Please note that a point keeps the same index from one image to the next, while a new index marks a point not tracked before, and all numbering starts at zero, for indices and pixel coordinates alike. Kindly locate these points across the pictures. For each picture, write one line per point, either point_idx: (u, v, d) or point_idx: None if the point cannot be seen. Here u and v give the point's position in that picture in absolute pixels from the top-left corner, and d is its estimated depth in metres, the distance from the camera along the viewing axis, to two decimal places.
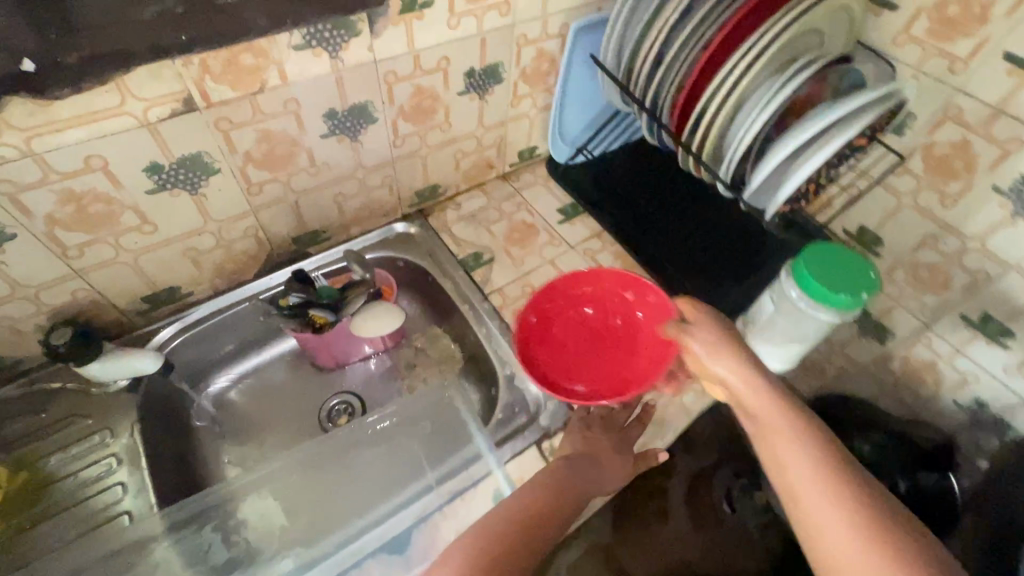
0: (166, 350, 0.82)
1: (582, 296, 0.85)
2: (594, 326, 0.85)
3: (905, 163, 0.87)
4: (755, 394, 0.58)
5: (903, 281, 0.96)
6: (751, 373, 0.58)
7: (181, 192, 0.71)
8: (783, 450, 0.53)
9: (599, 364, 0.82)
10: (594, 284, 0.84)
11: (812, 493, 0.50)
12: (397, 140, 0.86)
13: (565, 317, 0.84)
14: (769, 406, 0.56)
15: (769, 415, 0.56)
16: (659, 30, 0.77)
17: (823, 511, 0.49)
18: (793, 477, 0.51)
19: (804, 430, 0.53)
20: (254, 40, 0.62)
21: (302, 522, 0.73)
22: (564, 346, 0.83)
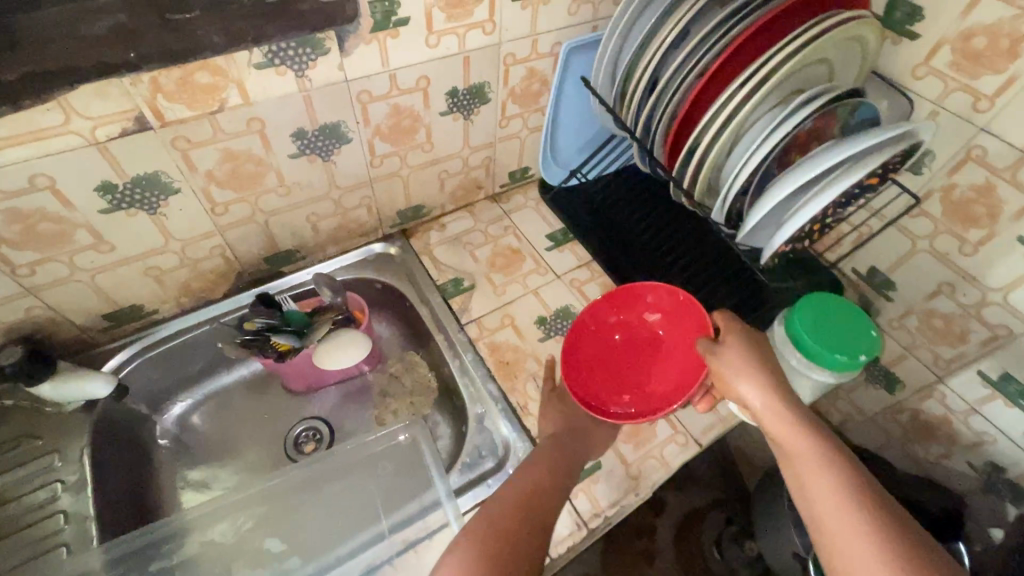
0: (123, 372, 0.79)
1: (616, 313, 0.79)
2: (635, 339, 0.80)
3: (922, 205, 0.79)
4: (779, 416, 0.58)
5: (915, 329, 0.88)
6: (776, 396, 0.59)
7: (139, 212, 0.68)
8: (807, 470, 0.52)
9: (651, 377, 0.79)
10: (627, 301, 0.79)
11: (834, 512, 0.49)
12: (375, 160, 0.82)
13: (602, 338, 0.80)
14: (793, 427, 0.56)
15: (794, 437, 0.55)
16: (652, 53, 0.71)
17: (846, 530, 0.47)
18: (815, 497, 0.51)
19: (830, 451, 0.53)
20: (209, 58, 0.58)
21: (244, 562, 0.69)
22: (607, 366, 0.79)
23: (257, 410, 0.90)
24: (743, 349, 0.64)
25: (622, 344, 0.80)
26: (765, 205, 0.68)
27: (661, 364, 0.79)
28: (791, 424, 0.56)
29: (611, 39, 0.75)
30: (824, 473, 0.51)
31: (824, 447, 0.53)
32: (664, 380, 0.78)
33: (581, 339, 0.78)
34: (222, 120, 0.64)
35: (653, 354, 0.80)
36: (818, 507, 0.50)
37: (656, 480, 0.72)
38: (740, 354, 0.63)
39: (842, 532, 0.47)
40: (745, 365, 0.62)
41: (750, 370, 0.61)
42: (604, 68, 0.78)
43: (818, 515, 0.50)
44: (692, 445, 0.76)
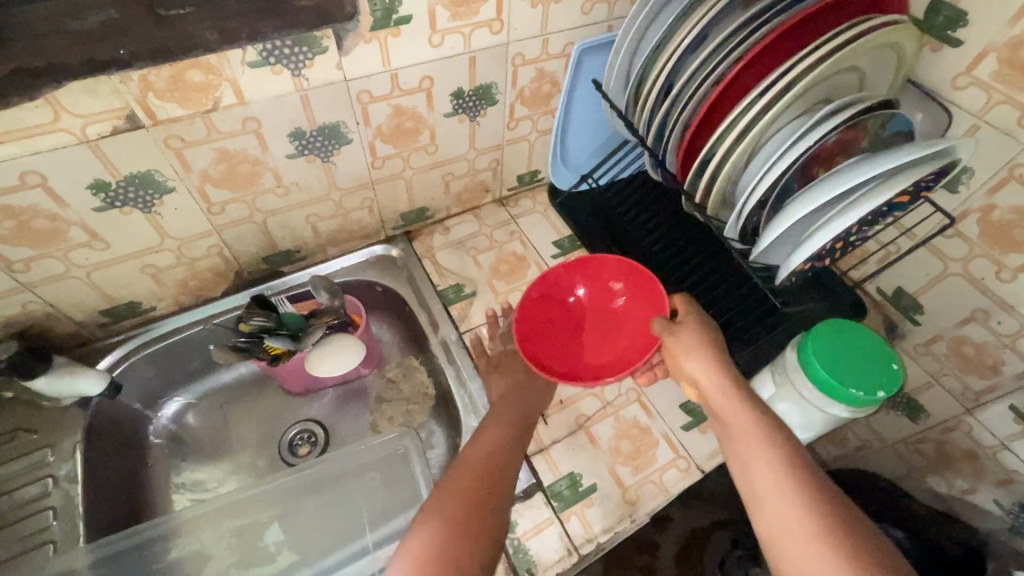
0: (117, 371, 0.79)
1: (576, 280, 0.81)
2: (590, 311, 0.81)
3: (956, 225, 0.73)
4: (723, 393, 0.59)
5: (942, 356, 0.82)
6: (722, 375, 0.60)
7: (133, 210, 0.67)
8: (748, 447, 0.54)
9: (599, 349, 0.79)
10: (588, 271, 0.80)
11: (770, 489, 0.50)
12: (376, 162, 0.80)
13: (561, 304, 0.81)
14: (736, 406, 0.58)
15: (737, 414, 0.57)
16: (667, 57, 0.67)
17: (788, 512, 0.48)
18: (752, 471, 0.52)
19: (770, 432, 0.54)
20: (202, 56, 0.57)
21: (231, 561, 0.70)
22: (559, 331, 0.80)
23: (251, 412, 0.89)
24: (697, 336, 0.65)
25: (578, 315, 0.81)
26: (783, 223, 0.63)
27: (612, 338, 0.80)
28: (735, 401, 0.58)
29: (624, 40, 0.71)
30: (764, 451, 0.53)
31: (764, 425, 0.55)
32: (610, 355, 0.78)
33: (541, 296, 0.79)
34: (216, 119, 0.63)
35: (605, 328, 0.81)
36: (758, 483, 0.51)
37: (653, 506, 0.69)
38: (698, 346, 0.64)
39: (778, 506, 0.49)
40: (699, 350, 0.63)
41: (703, 354, 0.63)
42: (617, 71, 0.74)
43: (755, 490, 0.51)
44: (694, 471, 0.72)
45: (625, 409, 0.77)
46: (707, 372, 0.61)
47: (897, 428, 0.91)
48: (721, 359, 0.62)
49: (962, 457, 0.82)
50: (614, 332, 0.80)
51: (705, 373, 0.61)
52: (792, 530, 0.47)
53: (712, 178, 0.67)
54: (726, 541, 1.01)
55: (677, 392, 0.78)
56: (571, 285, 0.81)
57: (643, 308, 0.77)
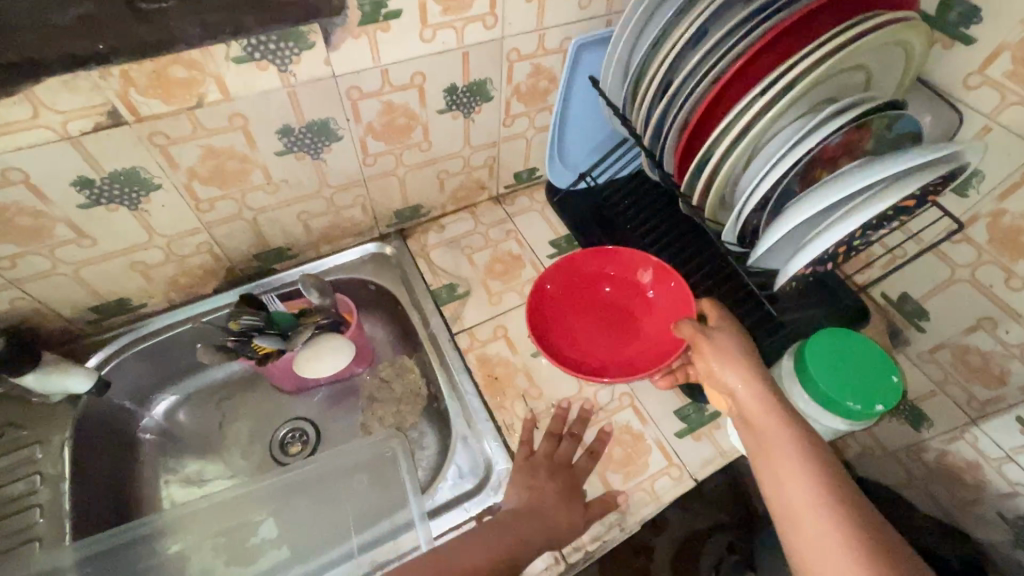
0: (105, 370, 0.78)
1: (605, 270, 0.80)
2: (613, 307, 0.80)
3: (965, 231, 0.71)
4: (756, 402, 0.56)
5: (947, 364, 0.80)
6: (761, 387, 0.57)
7: (119, 207, 0.66)
8: (785, 463, 0.51)
9: (609, 348, 0.77)
10: (619, 263, 0.79)
11: (805, 509, 0.48)
12: (368, 159, 0.78)
13: (585, 294, 0.80)
14: (771, 418, 0.55)
15: (770, 427, 0.54)
16: (666, 52, 0.64)
17: (825, 536, 0.46)
18: (784, 489, 0.50)
19: (809, 448, 0.52)
20: (184, 52, 0.55)
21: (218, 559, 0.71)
22: (576, 321, 0.79)
23: (242, 411, 0.88)
24: (732, 342, 0.61)
25: (600, 310, 0.80)
26: (783, 228, 0.61)
27: (627, 341, 0.77)
28: (769, 413, 0.55)
29: (622, 36, 0.68)
30: (799, 468, 0.50)
31: (799, 442, 0.52)
32: (617, 357, 0.76)
33: (564, 282, 0.80)
34: (201, 116, 0.61)
35: (622, 328, 0.79)
36: (790, 501, 0.49)
37: (644, 515, 0.68)
38: (732, 352, 0.60)
39: (813, 527, 0.47)
40: (736, 356, 0.60)
41: (740, 362, 0.59)
42: (615, 66, 0.71)
43: (788, 506, 0.49)
44: (687, 479, 0.70)
45: (618, 414, 0.75)
46: (739, 381, 0.58)
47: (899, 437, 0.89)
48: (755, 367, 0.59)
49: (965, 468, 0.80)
50: (630, 335, 0.78)
51: (737, 382, 0.58)
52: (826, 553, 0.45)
53: (710, 180, 0.64)
54: (722, 547, 1.00)
55: (672, 398, 0.76)
56: (600, 276, 0.80)
57: (670, 309, 0.75)
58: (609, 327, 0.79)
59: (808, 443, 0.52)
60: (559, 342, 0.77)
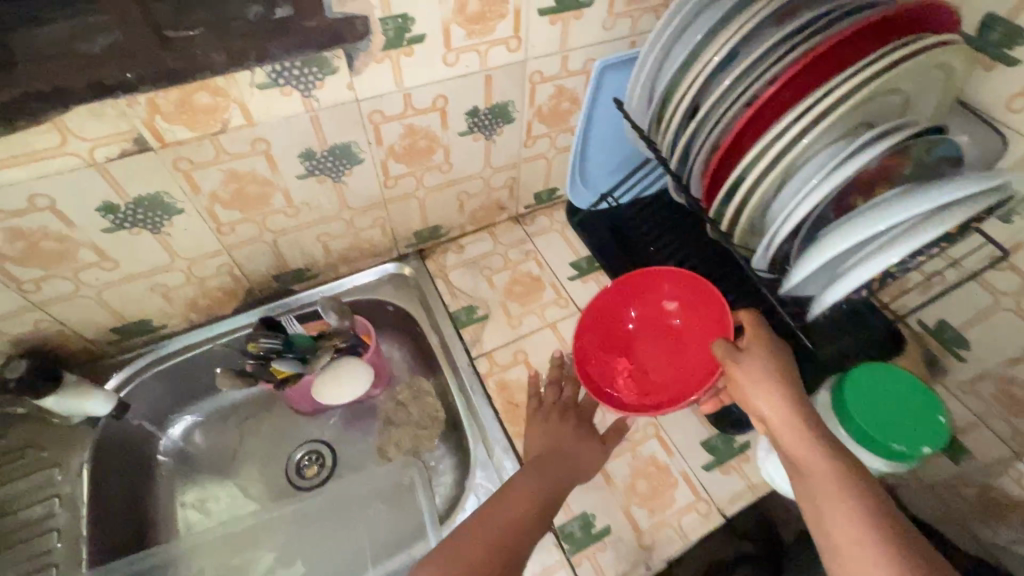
0: (124, 392, 0.78)
1: (629, 299, 0.77)
2: (650, 331, 0.77)
3: (1009, 258, 0.67)
4: (796, 433, 0.51)
5: (989, 396, 0.76)
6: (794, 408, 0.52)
7: (142, 231, 0.66)
8: (822, 493, 0.46)
9: (660, 372, 0.75)
10: (639, 288, 0.76)
11: (858, 559, 0.42)
12: (388, 181, 0.78)
13: (618, 327, 0.77)
14: (814, 452, 0.49)
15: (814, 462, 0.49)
16: (695, 76, 0.62)
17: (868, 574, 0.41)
18: (834, 534, 0.44)
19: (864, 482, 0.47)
20: (209, 79, 0.55)
21: None
22: (618, 355, 0.77)
23: (257, 433, 0.87)
24: (766, 366, 0.56)
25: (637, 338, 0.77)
26: (817, 259, 0.58)
27: (676, 359, 0.75)
28: (811, 445, 0.50)
29: (648, 59, 0.67)
30: (843, 500, 0.45)
31: (847, 480, 0.46)
32: (673, 378, 0.73)
33: (597, 324, 0.76)
34: (225, 141, 0.61)
35: (666, 348, 0.76)
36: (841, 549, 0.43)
37: (670, 552, 0.65)
38: (767, 377, 0.55)
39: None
40: (766, 376, 0.55)
41: (775, 388, 0.54)
42: (640, 88, 0.70)
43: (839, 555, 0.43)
44: (715, 515, 0.68)
45: (642, 445, 0.73)
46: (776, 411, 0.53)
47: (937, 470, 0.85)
48: (793, 394, 0.54)
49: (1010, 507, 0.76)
50: (676, 352, 0.75)
51: (774, 411, 0.53)
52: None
53: (740, 206, 0.62)
54: None
55: (698, 428, 0.74)
56: (625, 308, 0.77)
57: (704, 316, 0.71)
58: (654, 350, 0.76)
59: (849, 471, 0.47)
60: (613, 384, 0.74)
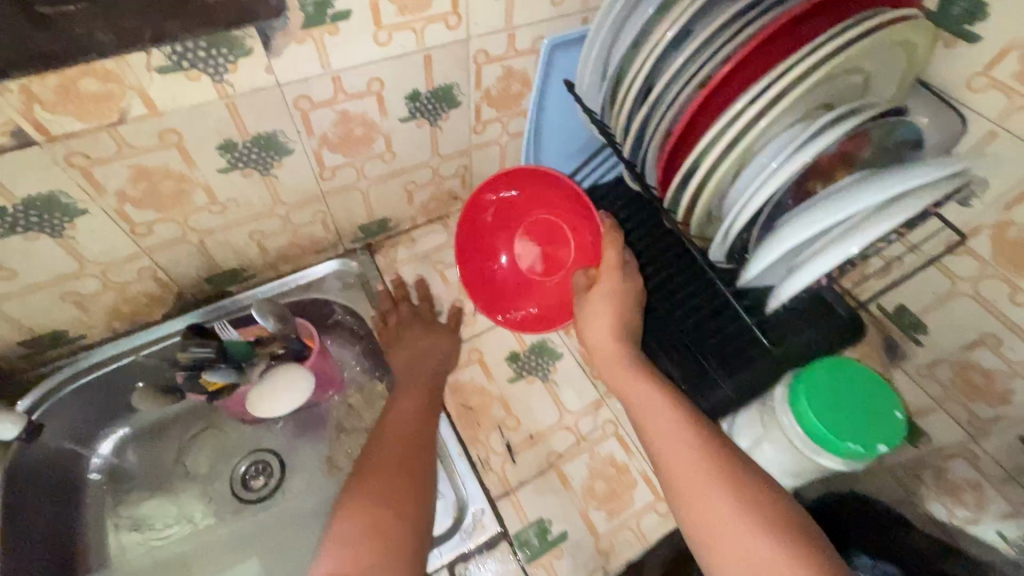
0: (39, 413, 0.71)
1: (497, 233, 0.80)
2: (524, 254, 0.81)
3: (966, 242, 0.66)
4: (645, 392, 0.61)
5: (946, 380, 0.76)
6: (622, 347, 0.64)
7: (40, 236, 0.59)
8: (656, 415, 0.59)
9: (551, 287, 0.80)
10: (500, 217, 0.80)
11: (696, 493, 0.54)
12: (324, 173, 0.71)
13: (493, 268, 0.80)
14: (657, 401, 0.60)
15: (662, 426, 0.58)
16: (646, 55, 0.58)
17: (684, 462, 0.56)
18: (674, 475, 0.56)
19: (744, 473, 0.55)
20: (96, 63, 0.48)
21: None
22: (499, 288, 0.80)
23: (198, 445, 0.82)
24: (607, 311, 0.65)
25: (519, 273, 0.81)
26: (778, 246, 0.55)
27: (557, 269, 0.80)
28: (657, 409, 0.59)
29: (599, 36, 0.62)
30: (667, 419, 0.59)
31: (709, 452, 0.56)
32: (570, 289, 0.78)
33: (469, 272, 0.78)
34: (126, 133, 0.55)
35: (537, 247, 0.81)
36: (693, 499, 0.53)
37: (629, 556, 0.64)
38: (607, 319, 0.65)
39: (691, 497, 0.54)
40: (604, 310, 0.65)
41: (616, 347, 0.64)
42: (592, 68, 0.65)
43: (685, 502, 0.54)
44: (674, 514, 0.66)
45: (602, 446, 0.70)
46: (618, 371, 0.64)
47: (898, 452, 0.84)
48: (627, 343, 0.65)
49: (965, 487, 0.76)
50: (557, 259, 0.80)
51: (614, 371, 0.64)
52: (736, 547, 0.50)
53: (696, 193, 0.58)
54: None
55: None
56: (496, 243, 0.81)
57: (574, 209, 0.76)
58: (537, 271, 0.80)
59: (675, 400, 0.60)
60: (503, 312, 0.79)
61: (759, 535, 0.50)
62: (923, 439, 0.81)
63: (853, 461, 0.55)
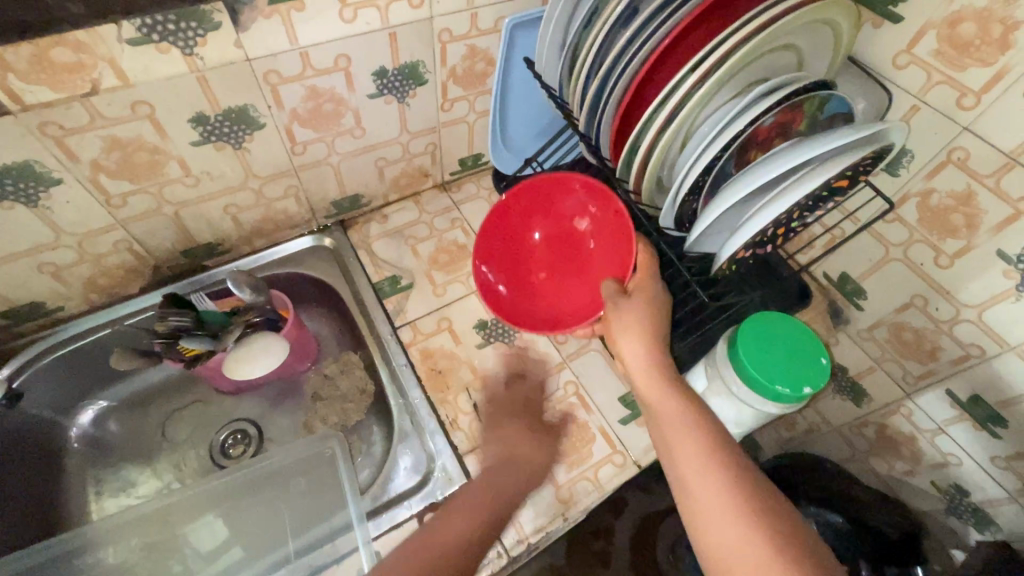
0: (18, 382, 0.73)
1: (533, 215, 0.78)
2: (553, 245, 0.80)
3: (896, 210, 0.70)
4: (670, 403, 0.59)
5: (883, 340, 0.79)
6: (652, 352, 0.62)
7: (15, 205, 0.61)
8: (668, 419, 0.58)
9: (559, 293, 0.79)
10: (539, 203, 0.77)
11: (709, 500, 0.50)
12: (296, 148, 0.74)
13: (515, 251, 0.79)
14: (672, 405, 0.58)
15: (678, 436, 0.56)
16: (596, 32, 0.62)
17: (698, 469, 0.53)
18: (688, 481, 0.52)
19: (754, 477, 0.52)
20: (68, 33, 0.51)
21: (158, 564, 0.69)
22: (510, 274, 0.78)
23: (177, 416, 0.84)
24: (642, 320, 0.63)
25: (544, 261, 0.80)
26: (717, 210, 0.60)
27: (574, 276, 0.78)
28: (680, 420, 0.57)
29: (554, 14, 0.66)
30: (683, 426, 0.56)
31: (728, 467, 0.52)
32: (575, 301, 0.77)
33: (480, 252, 0.76)
34: (99, 104, 0.57)
35: (568, 248, 0.79)
36: (700, 507, 0.51)
37: (587, 504, 0.68)
38: (638, 326, 0.63)
39: (705, 506, 0.50)
40: (635, 322, 0.63)
41: (650, 352, 0.62)
42: (549, 45, 0.69)
43: (696, 513, 0.51)
44: (630, 466, 0.71)
45: (562, 405, 0.75)
46: (637, 369, 0.62)
47: (842, 411, 0.89)
48: (658, 343, 0.62)
49: (901, 440, 0.81)
50: (578, 266, 0.79)
51: (644, 384, 0.62)
52: (737, 555, 0.47)
53: (644, 161, 0.63)
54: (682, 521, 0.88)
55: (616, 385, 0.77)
56: (529, 223, 0.79)
57: (609, 223, 0.73)
58: (556, 267, 0.79)
59: (693, 412, 0.57)
60: (502, 301, 0.76)
61: (752, 534, 0.47)
62: (866, 399, 0.85)
63: (791, 404, 0.63)
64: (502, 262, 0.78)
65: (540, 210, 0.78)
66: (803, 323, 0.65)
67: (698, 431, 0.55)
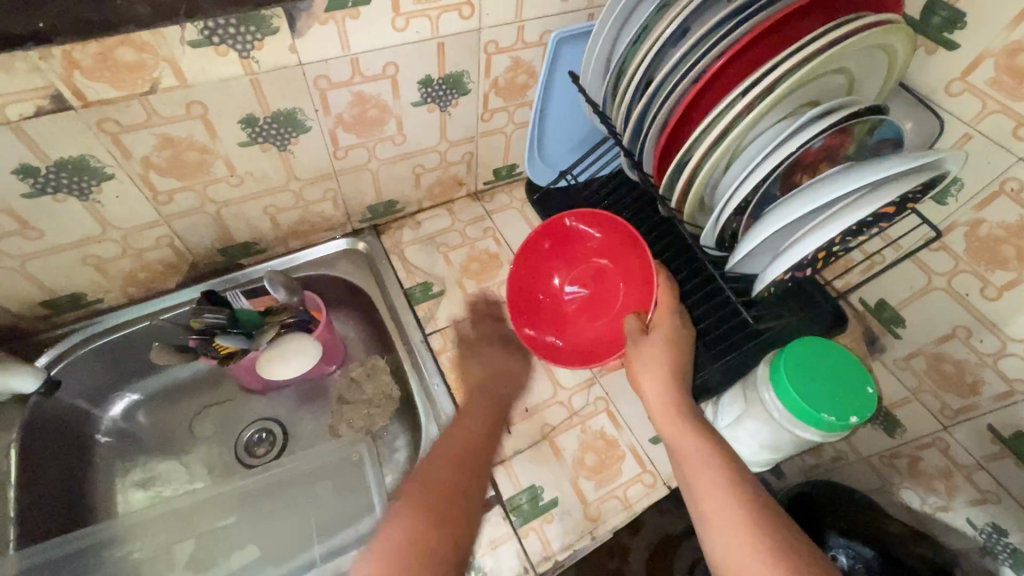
0: (55, 370, 0.74)
1: (554, 257, 0.79)
2: (576, 286, 0.79)
3: (941, 239, 0.69)
4: (691, 442, 0.57)
5: (920, 370, 0.77)
6: (673, 391, 0.61)
7: (67, 198, 0.63)
8: (689, 459, 0.57)
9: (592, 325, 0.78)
10: (560, 245, 0.78)
11: (736, 544, 0.49)
12: (338, 152, 0.75)
13: (539, 296, 0.79)
14: (694, 445, 0.57)
15: (700, 476, 0.55)
16: (645, 50, 0.62)
17: (722, 510, 0.51)
18: (714, 524, 0.51)
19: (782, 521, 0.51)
20: (133, 33, 0.52)
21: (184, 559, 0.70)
22: (539, 316, 0.79)
23: (204, 413, 0.85)
24: (663, 361, 0.62)
25: (569, 301, 0.80)
26: (764, 231, 0.59)
27: (601, 310, 0.78)
28: (703, 459, 0.56)
29: (602, 32, 0.66)
30: (705, 468, 0.55)
31: (751, 507, 0.51)
32: (602, 335, 0.76)
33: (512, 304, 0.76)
34: (156, 102, 0.58)
35: (591, 286, 0.79)
36: (724, 552, 0.50)
37: (615, 524, 0.67)
38: (656, 366, 0.62)
39: (732, 551, 0.49)
40: (658, 358, 0.62)
41: (672, 392, 0.61)
42: (596, 60, 0.69)
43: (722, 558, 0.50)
44: (659, 487, 0.70)
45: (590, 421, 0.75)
46: (657, 409, 0.61)
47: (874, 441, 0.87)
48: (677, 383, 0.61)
49: None
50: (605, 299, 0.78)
51: (663, 421, 0.61)
52: None
53: (689, 180, 0.63)
54: None
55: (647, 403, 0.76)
56: (551, 268, 0.79)
57: (628, 256, 0.73)
58: (584, 305, 0.79)
59: (716, 452, 0.56)
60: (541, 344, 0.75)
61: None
62: (900, 430, 0.82)
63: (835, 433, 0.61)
64: (528, 309, 0.78)
65: (559, 253, 0.79)
66: (846, 352, 0.64)
67: (722, 473, 0.54)
